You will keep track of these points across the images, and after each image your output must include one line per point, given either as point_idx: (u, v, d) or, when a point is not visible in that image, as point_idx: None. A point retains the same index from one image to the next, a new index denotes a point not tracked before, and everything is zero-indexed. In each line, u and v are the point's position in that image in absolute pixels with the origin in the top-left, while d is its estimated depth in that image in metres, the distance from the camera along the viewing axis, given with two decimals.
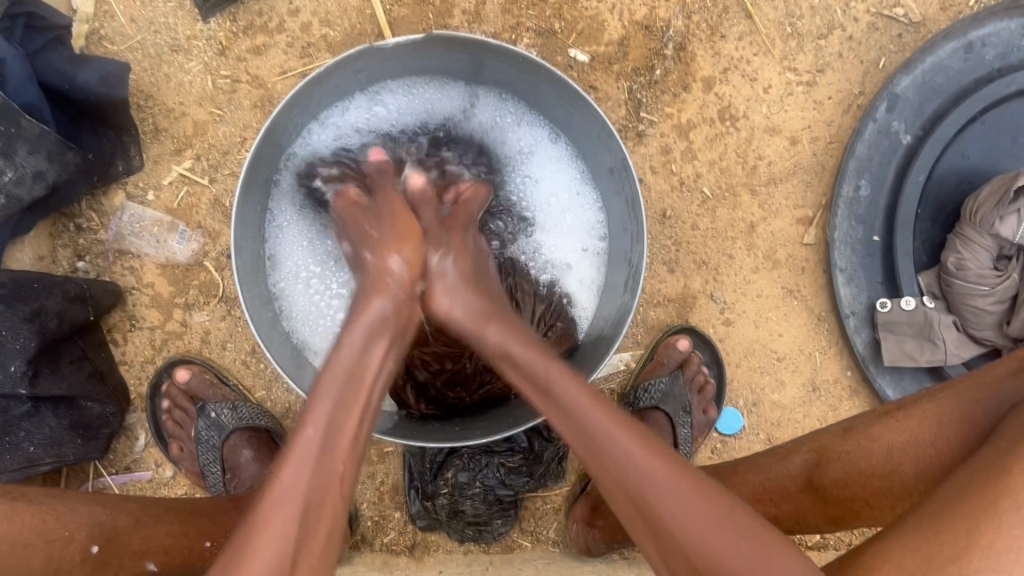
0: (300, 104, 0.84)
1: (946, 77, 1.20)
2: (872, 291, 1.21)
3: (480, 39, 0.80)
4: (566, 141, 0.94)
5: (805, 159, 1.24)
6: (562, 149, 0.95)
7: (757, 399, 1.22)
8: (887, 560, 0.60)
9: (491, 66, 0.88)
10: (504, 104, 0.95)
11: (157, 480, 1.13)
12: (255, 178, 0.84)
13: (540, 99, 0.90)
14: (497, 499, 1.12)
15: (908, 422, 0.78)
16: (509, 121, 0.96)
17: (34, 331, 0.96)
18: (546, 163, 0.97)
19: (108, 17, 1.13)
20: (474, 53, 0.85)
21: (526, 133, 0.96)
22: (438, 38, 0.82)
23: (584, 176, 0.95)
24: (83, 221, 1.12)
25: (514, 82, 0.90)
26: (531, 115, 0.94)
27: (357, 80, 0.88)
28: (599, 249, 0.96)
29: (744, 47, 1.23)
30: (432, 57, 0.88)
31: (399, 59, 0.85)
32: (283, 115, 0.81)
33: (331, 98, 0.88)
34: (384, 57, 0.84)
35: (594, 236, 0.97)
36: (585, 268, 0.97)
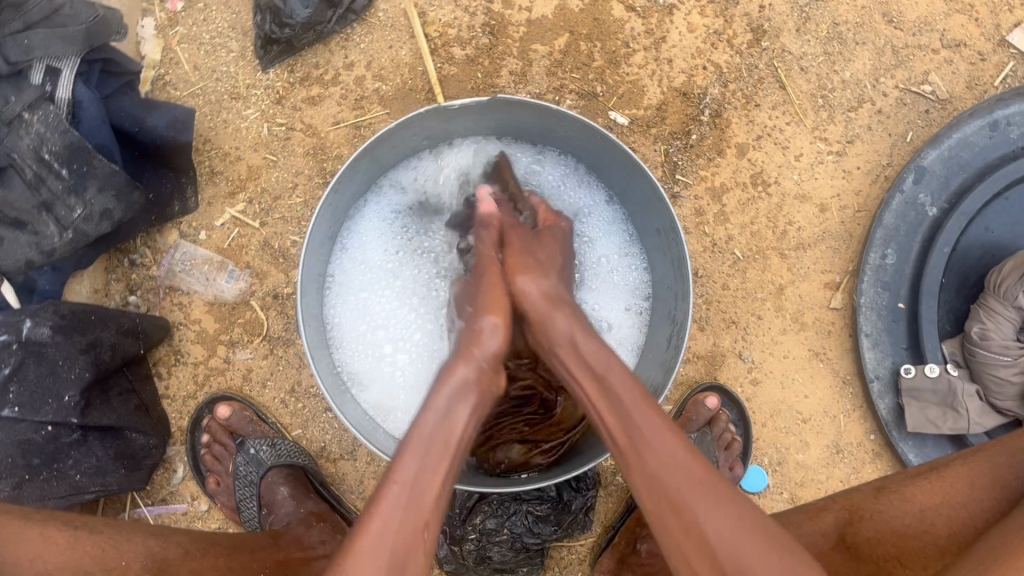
0: (376, 150, 0.88)
1: (971, 153, 1.25)
2: (896, 357, 1.24)
3: (551, 107, 0.84)
4: (620, 204, 0.99)
5: (834, 226, 1.28)
6: (615, 211, 1.00)
7: (782, 458, 1.24)
8: None
9: (558, 130, 0.92)
10: (567, 166, 1.00)
11: (191, 514, 1.15)
12: (327, 216, 0.87)
13: (599, 163, 0.94)
14: (525, 547, 1.14)
15: (941, 483, 0.81)
16: (566, 181, 1.01)
17: (89, 362, 1.00)
18: (598, 225, 1.01)
19: (174, 64, 1.19)
20: (540, 118, 0.89)
21: (580, 195, 1.00)
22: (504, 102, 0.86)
23: (632, 240, 0.99)
24: (137, 257, 1.16)
25: (576, 146, 0.95)
26: (587, 175, 1.00)
27: (433, 131, 0.93)
28: (641, 311, 0.99)
29: (777, 116, 1.28)
30: (500, 119, 0.92)
31: (473, 117, 0.90)
32: (358, 161, 0.85)
33: (403, 147, 0.93)
34: (459, 116, 0.89)
35: (638, 298, 0.99)
36: (627, 329, 0.99)
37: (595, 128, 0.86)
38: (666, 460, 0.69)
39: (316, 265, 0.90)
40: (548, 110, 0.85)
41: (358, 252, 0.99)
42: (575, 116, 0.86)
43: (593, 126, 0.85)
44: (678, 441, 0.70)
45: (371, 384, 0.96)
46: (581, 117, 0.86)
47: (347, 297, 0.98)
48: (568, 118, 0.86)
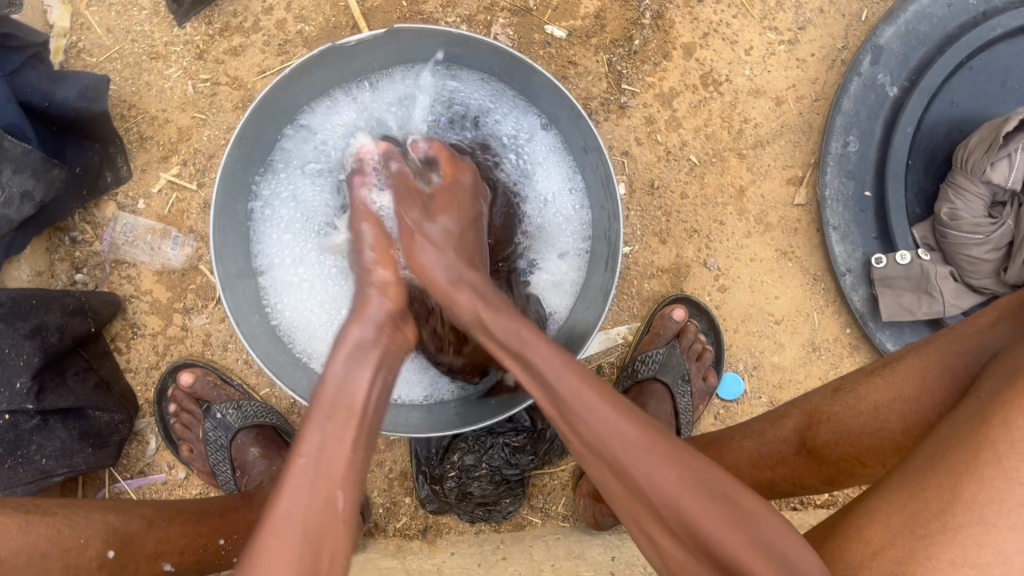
0: (281, 98, 0.84)
1: (930, 24, 1.19)
2: (867, 247, 1.21)
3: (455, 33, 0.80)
4: (556, 132, 0.93)
5: (792, 119, 1.23)
6: (553, 141, 0.95)
7: (758, 362, 1.22)
8: (879, 517, 0.62)
9: (474, 55, 0.87)
10: (498, 90, 0.93)
11: (170, 482, 1.15)
12: (235, 182, 0.85)
13: (523, 86, 0.89)
14: (505, 479, 1.13)
15: (893, 378, 0.76)
16: (497, 100, 0.94)
17: (36, 347, 0.99)
18: (537, 153, 0.96)
19: (85, 30, 1.14)
20: (453, 44, 0.85)
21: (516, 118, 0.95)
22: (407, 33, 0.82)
23: (575, 169, 0.95)
24: (77, 234, 1.13)
25: (498, 71, 0.89)
26: (521, 100, 0.93)
27: (342, 69, 0.88)
28: (581, 252, 0.96)
29: (722, 9, 1.22)
30: (415, 49, 0.87)
31: (380, 50, 0.86)
32: (260, 114, 0.83)
33: (315, 88, 0.89)
34: (363, 50, 0.84)
35: (579, 235, 0.96)
36: (569, 266, 0.97)
37: (509, 52, 0.82)
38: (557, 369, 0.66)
39: (233, 240, 0.87)
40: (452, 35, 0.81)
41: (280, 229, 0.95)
42: (486, 41, 0.82)
43: (507, 51, 0.82)
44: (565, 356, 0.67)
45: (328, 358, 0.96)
46: (492, 42, 0.82)
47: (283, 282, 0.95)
48: (478, 42, 0.82)
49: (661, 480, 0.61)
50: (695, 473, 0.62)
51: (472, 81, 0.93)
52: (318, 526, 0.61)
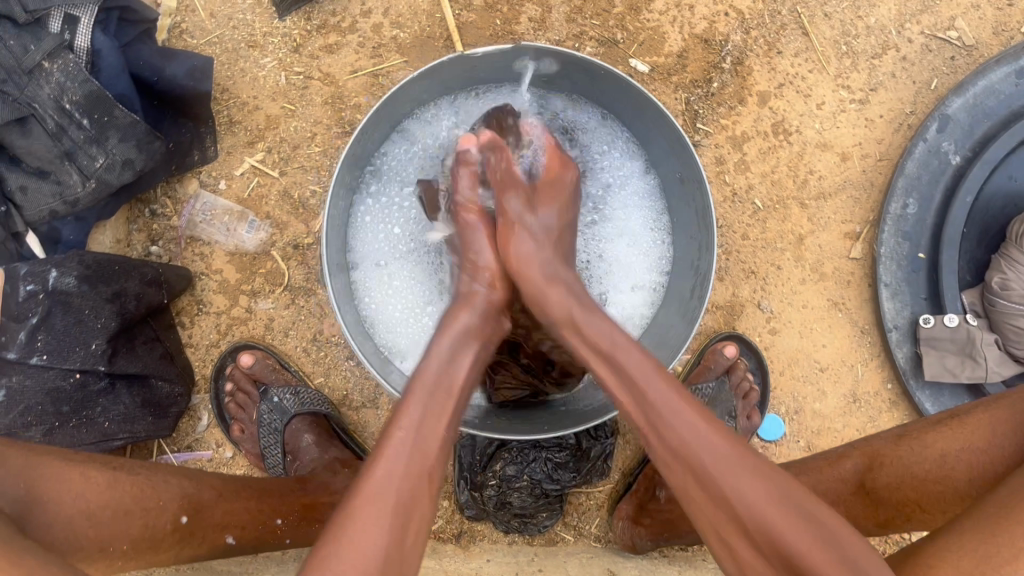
0: (412, 91, 0.88)
1: (997, 101, 1.24)
2: (915, 306, 1.24)
3: (594, 61, 0.84)
4: (656, 175, 0.98)
5: (855, 175, 1.27)
6: (650, 183, 0.99)
7: (799, 407, 1.24)
8: (947, 559, 0.65)
9: (600, 87, 0.91)
10: (609, 128, 0.99)
11: (217, 460, 1.17)
12: (352, 164, 0.88)
13: (637, 124, 0.93)
14: (544, 493, 1.15)
15: (961, 431, 0.80)
16: (604, 136, 0.99)
17: (114, 312, 1.01)
18: (630, 194, 1.01)
19: (190, 11, 1.17)
20: (583, 73, 0.89)
21: (610, 152, 1.00)
22: (546, 54, 0.86)
23: (662, 208, 0.99)
24: (158, 207, 1.16)
25: (617, 107, 0.94)
26: (633, 142, 0.98)
27: (471, 75, 0.92)
28: (655, 291, 0.99)
29: (800, 63, 1.27)
30: (545, 71, 0.92)
31: (513, 66, 0.90)
32: (391, 103, 0.86)
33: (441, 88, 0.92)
34: (499, 61, 0.88)
35: (655, 275, 1.00)
36: (638, 304, 1.00)
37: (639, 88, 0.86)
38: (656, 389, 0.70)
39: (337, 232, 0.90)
40: (591, 63, 0.84)
41: (372, 234, 0.99)
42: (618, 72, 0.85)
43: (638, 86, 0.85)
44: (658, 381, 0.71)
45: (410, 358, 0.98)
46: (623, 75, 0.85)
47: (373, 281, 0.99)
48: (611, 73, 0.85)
49: (693, 439, 0.67)
50: (717, 427, 0.68)
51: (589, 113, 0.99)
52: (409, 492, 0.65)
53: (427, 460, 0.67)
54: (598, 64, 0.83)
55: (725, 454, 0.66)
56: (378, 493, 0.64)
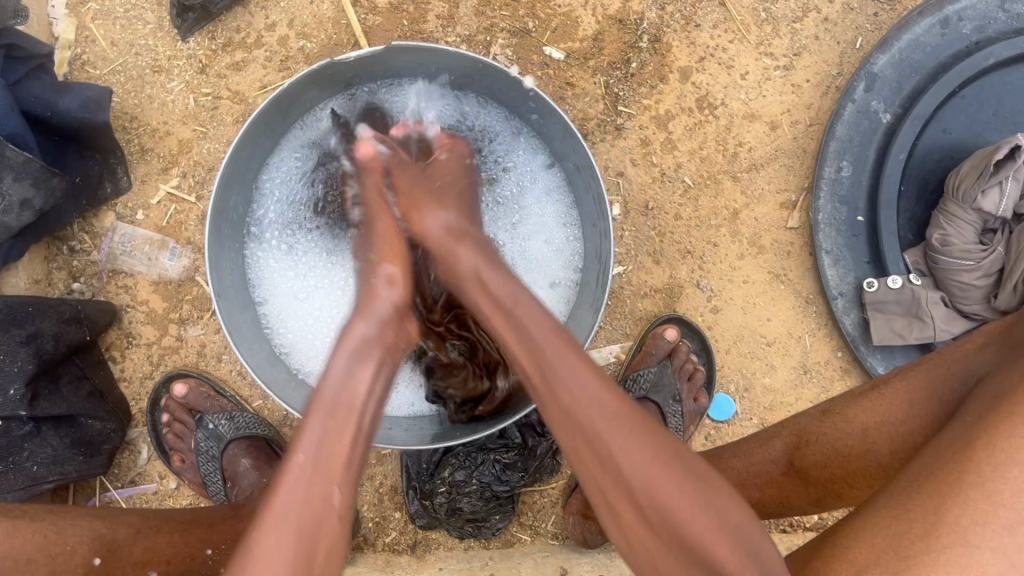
0: (293, 96, 0.86)
1: (923, 53, 1.20)
2: (859, 272, 1.22)
3: (473, 55, 0.82)
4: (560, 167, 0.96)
5: (786, 143, 1.24)
6: (555, 176, 0.97)
7: (749, 384, 1.22)
8: (862, 539, 0.62)
9: (487, 81, 0.89)
10: (508, 122, 0.96)
11: (161, 492, 1.16)
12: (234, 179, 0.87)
13: (531, 116, 0.91)
14: (495, 495, 1.13)
15: (881, 402, 0.78)
16: (505, 130, 0.97)
17: (30, 354, 0.99)
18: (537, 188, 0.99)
19: (90, 42, 1.15)
20: (469, 69, 0.87)
21: (514, 148, 0.98)
22: (425, 52, 0.84)
23: (570, 201, 0.96)
24: (76, 243, 1.14)
25: (509, 100, 0.92)
26: (534, 134, 0.96)
27: (357, 75, 0.90)
28: (569, 286, 0.97)
29: (719, 35, 1.24)
30: (433, 69, 0.90)
31: (398, 64, 0.88)
32: (270, 111, 0.85)
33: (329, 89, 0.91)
34: (381, 61, 0.86)
35: (569, 270, 0.98)
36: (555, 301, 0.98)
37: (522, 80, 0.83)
38: (637, 462, 0.58)
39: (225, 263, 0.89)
40: (469, 58, 0.82)
41: (268, 259, 0.97)
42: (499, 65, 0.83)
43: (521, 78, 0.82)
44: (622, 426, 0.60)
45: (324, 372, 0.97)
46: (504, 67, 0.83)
47: (275, 306, 0.98)
48: (492, 67, 0.83)
49: (686, 527, 0.56)
50: (699, 500, 0.57)
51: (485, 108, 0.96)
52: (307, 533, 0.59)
53: (335, 475, 0.62)
54: (477, 58, 0.81)
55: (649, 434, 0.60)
56: (283, 514, 0.59)
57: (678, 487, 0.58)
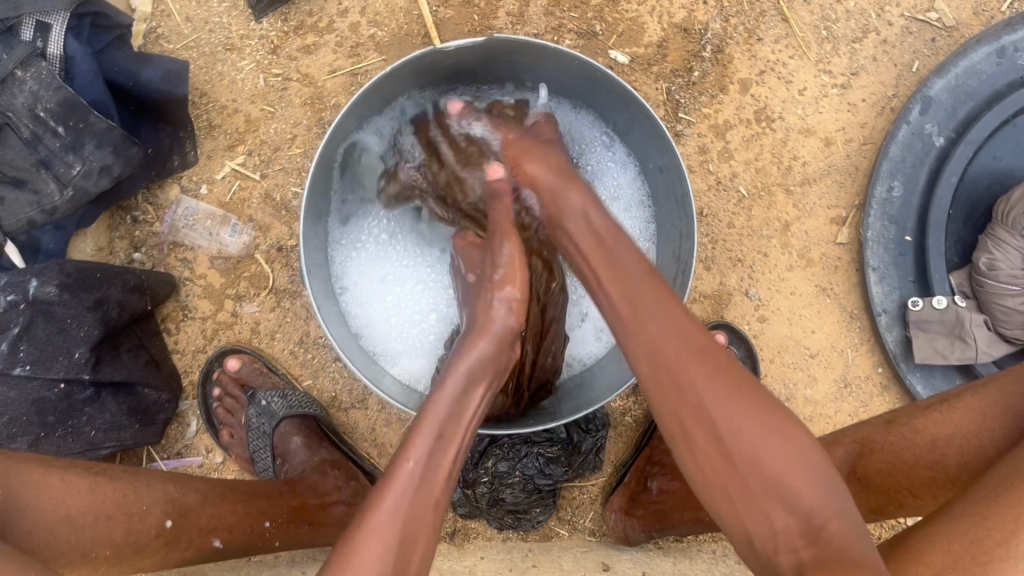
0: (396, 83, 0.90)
1: (979, 80, 1.23)
2: (904, 290, 1.24)
3: (573, 53, 0.83)
4: (640, 171, 0.97)
5: (839, 160, 1.26)
6: (635, 180, 0.99)
7: (790, 394, 1.24)
8: (937, 543, 0.63)
9: (579, 82, 0.91)
10: (595, 124, 0.99)
11: (207, 466, 1.17)
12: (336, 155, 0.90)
13: (619, 118, 0.92)
14: (537, 488, 1.15)
15: (952, 413, 0.79)
16: (591, 131, 0.99)
17: (97, 320, 1.00)
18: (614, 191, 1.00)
19: (165, 16, 1.17)
20: (564, 68, 0.89)
21: (605, 155, 1.00)
22: (523, 46, 0.86)
23: (651, 212, 0.98)
24: (139, 214, 1.15)
25: (597, 99, 0.93)
26: (618, 138, 0.98)
27: (458, 69, 0.93)
28: None
29: (780, 49, 1.26)
30: (527, 67, 0.92)
31: (496, 59, 0.91)
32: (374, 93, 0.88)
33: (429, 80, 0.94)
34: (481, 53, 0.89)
35: None
36: None
37: (617, 81, 0.84)
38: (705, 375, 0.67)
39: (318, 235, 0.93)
40: (568, 55, 0.84)
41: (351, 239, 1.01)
42: (596, 64, 0.84)
43: (615, 79, 0.84)
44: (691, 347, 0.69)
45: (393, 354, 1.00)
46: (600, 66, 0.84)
47: (356, 283, 1.00)
48: (589, 66, 0.85)
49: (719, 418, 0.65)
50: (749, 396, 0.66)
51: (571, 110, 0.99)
52: (430, 479, 0.67)
53: (442, 472, 0.68)
54: (577, 56, 0.83)
55: (705, 369, 0.68)
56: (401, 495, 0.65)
57: (712, 381, 0.67)
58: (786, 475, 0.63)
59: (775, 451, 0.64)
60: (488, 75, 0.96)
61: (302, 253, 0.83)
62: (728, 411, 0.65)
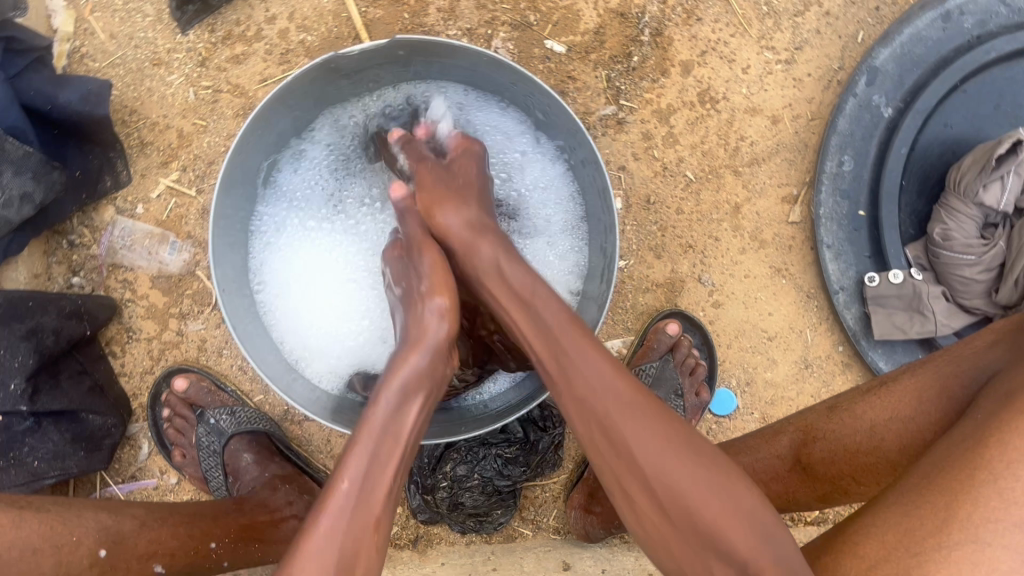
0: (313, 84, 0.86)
1: (925, 47, 1.20)
2: (860, 266, 1.21)
3: (478, 49, 0.81)
4: (565, 162, 0.96)
5: (788, 137, 1.24)
6: (561, 171, 0.97)
7: (750, 378, 1.22)
8: (871, 535, 0.61)
9: (489, 77, 0.89)
10: (512, 117, 0.97)
11: (162, 488, 1.15)
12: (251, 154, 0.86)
13: (538, 113, 0.90)
14: (497, 490, 1.13)
15: (889, 399, 0.77)
16: (511, 125, 0.97)
17: (31, 349, 0.98)
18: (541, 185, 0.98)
19: (88, 35, 1.14)
20: (474, 66, 0.87)
21: (529, 156, 0.98)
22: (426, 45, 0.84)
23: (579, 206, 0.96)
24: (75, 237, 1.14)
25: (512, 94, 0.91)
26: (538, 131, 0.96)
27: (369, 72, 0.90)
28: (574, 285, 0.97)
29: (721, 28, 1.24)
30: (437, 65, 0.90)
31: (404, 61, 0.88)
32: (289, 96, 0.84)
33: (342, 85, 0.91)
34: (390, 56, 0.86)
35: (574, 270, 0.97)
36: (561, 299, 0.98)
37: (521, 71, 0.83)
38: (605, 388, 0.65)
39: (234, 242, 0.88)
40: (472, 51, 0.82)
41: (274, 241, 0.96)
42: (501, 58, 0.82)
43: (520, 70, 0.82)
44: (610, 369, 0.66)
45: (315, 360, 0.96)
46: (506, 60, 0.82)
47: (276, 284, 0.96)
48: (494, 60, 0.82)
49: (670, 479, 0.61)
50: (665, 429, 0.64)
51: (486, 106, 0.97)
52: (369, 485, 0.62)
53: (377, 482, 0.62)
54: (481, 52, 0.81)
55: (642, 417, 0.64)
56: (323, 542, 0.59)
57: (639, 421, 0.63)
58: (721, 525, 0.59)
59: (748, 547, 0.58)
60: (399, 77, 0.94)
61: (211, 265, 0.79)
62: (660, 456, 0.62)
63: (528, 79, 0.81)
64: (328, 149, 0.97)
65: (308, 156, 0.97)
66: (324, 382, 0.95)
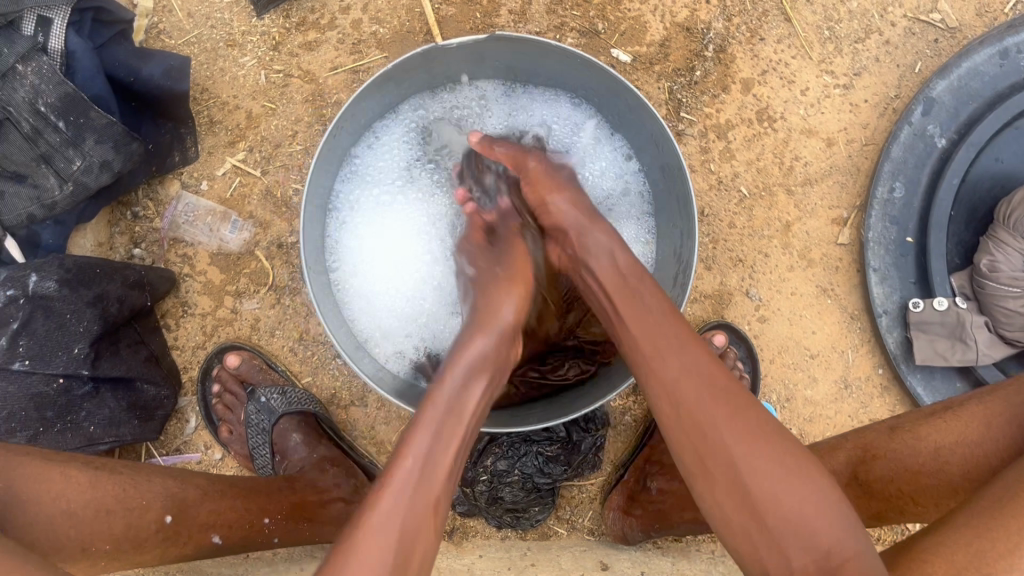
0: (402, 75, 0.88)
1: (982, 82, 1.23)
2: (905, 292, 1.23)
3: (569, 49, 0.83)
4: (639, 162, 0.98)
5: (841, 160, 1.26)
6: (634, 170, 0.99)
7: (790, 395, 1.24)
8: (940, 553, 0.62)
9: (571, 76, 0.91)
10: (586, 117, 0.99)
11: (206, 462, 1.16)
12: (338, 139, 0.88)
13: (618, 113, 0.93)
14: (536, 487, 1.14)
15: (955, 423, 0.79)
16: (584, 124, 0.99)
17: (96, 316, 1.00)
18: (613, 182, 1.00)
19: (167, 12, 1.16)
20: (560, 64, 0.89)
21: (600, 147, 0.99)
22: (515, 43, 0.86)
23: (648, 204, 0.98)
24: (139, 209, 1.15)
25: (594, 95, 0.93)
26: (611, 130, 0.98)
27: (453, 66, 0.92)
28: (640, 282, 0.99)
29: (783, 49, 1.26)
30: (520, 63, 0.92)
31: (488, 57, 0.90)
32: (380, 84, 0.86)
33: (426, 78, 0.93)
34: (476, 51, 0.88)
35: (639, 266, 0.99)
36: None
37: (608, 73, 0.85)
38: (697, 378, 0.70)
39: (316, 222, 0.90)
40: (563, 51, 0.84)
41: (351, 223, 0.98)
42: (590, 59, 0.84)
43: (608, 72, 0.84)
44: (697, 360, 0.71)
45: (383, 342, 0.98)
46: (594, 61, 0.84)
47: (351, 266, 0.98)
48: (582, 61, 0.84)
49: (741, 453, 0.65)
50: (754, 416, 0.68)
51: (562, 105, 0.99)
52: (429, 486, 0.64)
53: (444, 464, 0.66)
54: (571, 52, 0.83)
55: (724, 412, 0.67)
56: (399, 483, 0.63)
57: (726, 404, 0.68)
58: (798, 506, 0.62)
59: (797, 500, 0.63)
60: (480, 72, 0.96)
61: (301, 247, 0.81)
62: (750, 449, 0.65)
63: (617, 81, 0.83)
64: (406, 136, 0.99)
65: (390, 138, 0.99)
66: (391, 363, 0.97)
